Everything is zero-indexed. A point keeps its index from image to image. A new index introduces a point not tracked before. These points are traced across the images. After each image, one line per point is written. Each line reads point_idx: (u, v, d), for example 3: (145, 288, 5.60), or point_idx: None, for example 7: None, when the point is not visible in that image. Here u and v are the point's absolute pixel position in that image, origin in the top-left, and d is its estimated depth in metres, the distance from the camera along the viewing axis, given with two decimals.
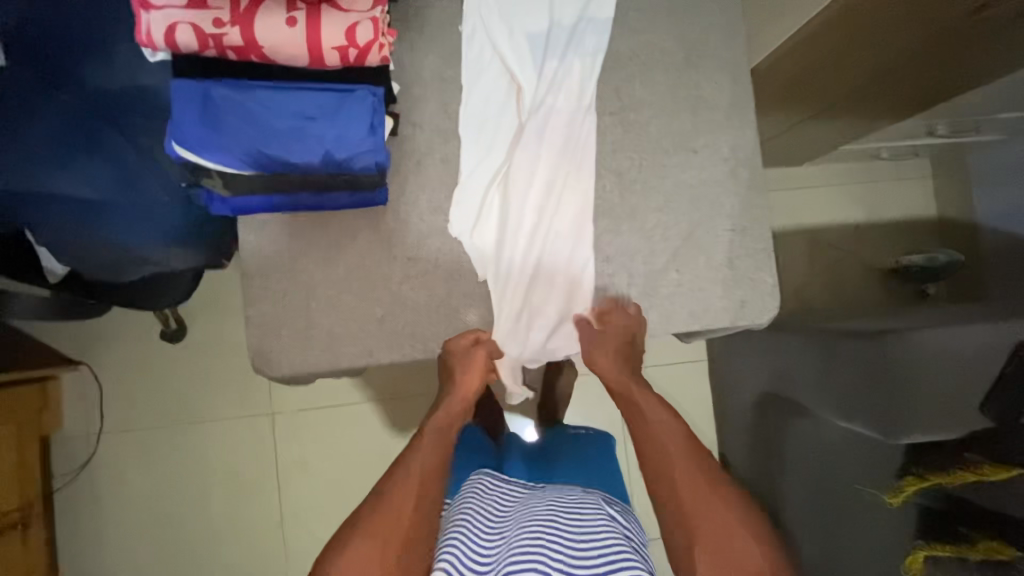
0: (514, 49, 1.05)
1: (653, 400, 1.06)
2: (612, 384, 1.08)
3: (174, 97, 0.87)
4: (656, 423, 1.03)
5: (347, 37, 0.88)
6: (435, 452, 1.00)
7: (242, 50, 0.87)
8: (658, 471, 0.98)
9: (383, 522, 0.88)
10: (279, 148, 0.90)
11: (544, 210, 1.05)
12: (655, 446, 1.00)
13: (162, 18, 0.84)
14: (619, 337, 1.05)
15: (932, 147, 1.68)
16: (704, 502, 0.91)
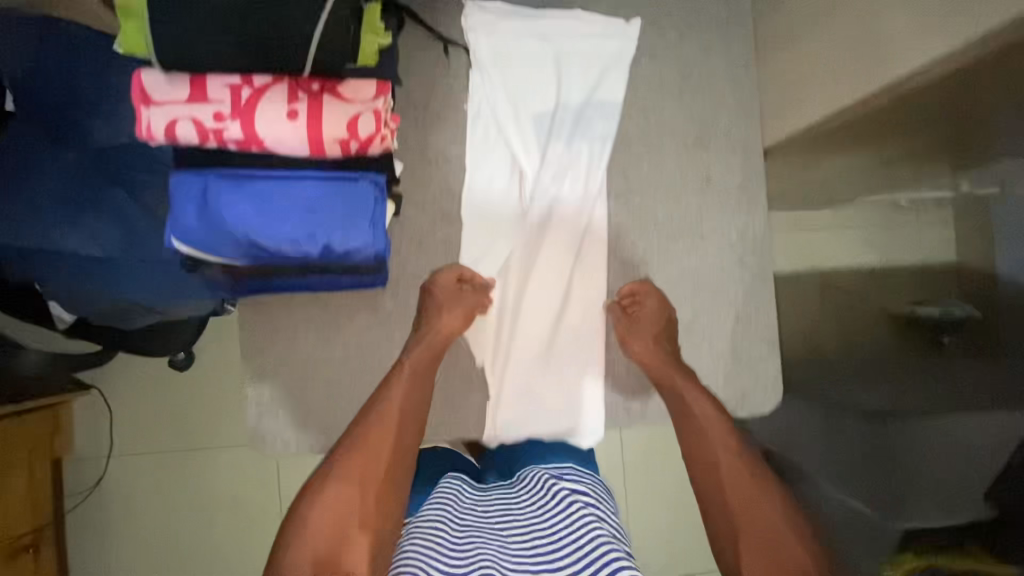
0: (519, 132, 1.04)
1: (694, 387, 0.98)
2: (651, 366, 1.01)
3: (173, 192, 0.87)
4: (701, 417, 0.95)
5: (349, 130, 0.88)
6: (409, 398, 0.93)
7: (243, 142, 0.87)
8: (706, 469, 0.90)
9: (358, 469, 0.84)
10: (278, 240, 0.89)
11: (577, 202, 1.05)
12: (700, 444, 0.92)
13: (163, 113, 0.83)
14: (653, 320, 1.03)
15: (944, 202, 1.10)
16: (755, 510, 0.83)
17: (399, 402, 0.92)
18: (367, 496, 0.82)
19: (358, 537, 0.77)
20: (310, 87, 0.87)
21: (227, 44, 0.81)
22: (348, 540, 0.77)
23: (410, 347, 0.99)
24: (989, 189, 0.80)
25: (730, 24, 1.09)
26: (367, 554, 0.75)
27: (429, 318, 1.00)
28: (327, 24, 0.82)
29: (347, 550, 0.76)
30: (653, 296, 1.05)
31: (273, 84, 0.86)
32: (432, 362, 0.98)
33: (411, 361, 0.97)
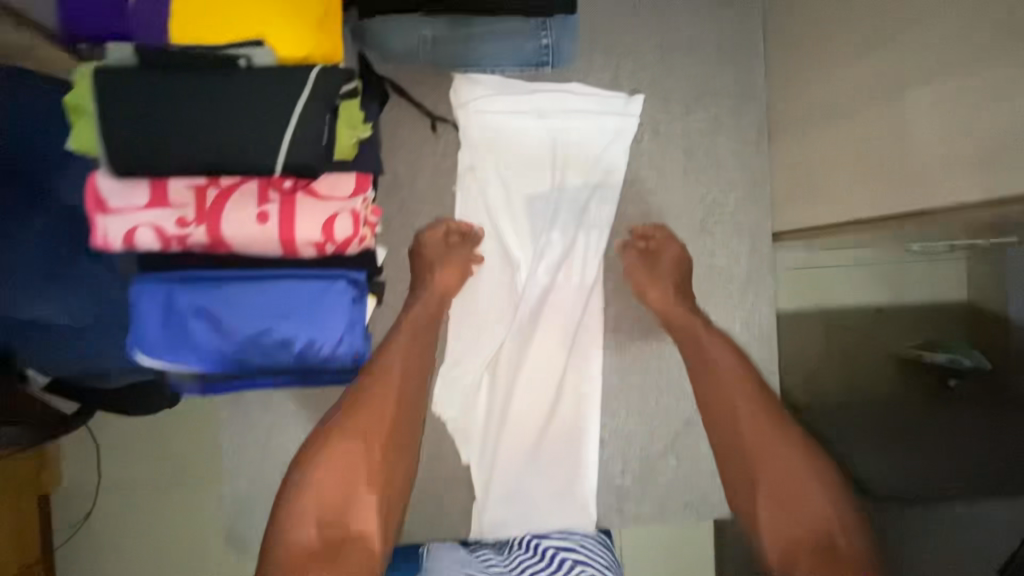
0: (514, 219, 0.99)
1: (716, 334, 0.94)
2: (666, 314, 0.95)
3: (137, 301, 0.81)
4: (720, 362, 0.92)
5: (324, 234, 0.81)
6: (410, 354, 0.91)
7: (208, 246, 0.80)
8: (724, 418, 0.90)
9: (362, 426, 0.85)
10: (251, 348, 0.84)
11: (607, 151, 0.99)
12: (717, 392, 0.91)
13: (120, 221, 0.76)
14: (672, 265, 0.97)
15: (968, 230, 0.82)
16: (773, 451, 0.85)
17: (403, 366, 0.90)
18: (372, 456, 0.84)
19: (367, 495, 0.83)
20: (282, 186, 0.81)
21: (182, 151, 0.72)
22: (357, 500, 0.81)
23: (413, 301, 0.93)
24: None
25: (741, 98, 1.01)
26: (376, 511, 0.83)
27: (425, 281, 0.94)
28: (298, 133, 0.74)
29: (355, 510, 0.81)
30: (665, 246, 0.97)
31: (242, 184, 0.80)
32: (432, 323, 0.94)
33: (411, 316, 0.92)
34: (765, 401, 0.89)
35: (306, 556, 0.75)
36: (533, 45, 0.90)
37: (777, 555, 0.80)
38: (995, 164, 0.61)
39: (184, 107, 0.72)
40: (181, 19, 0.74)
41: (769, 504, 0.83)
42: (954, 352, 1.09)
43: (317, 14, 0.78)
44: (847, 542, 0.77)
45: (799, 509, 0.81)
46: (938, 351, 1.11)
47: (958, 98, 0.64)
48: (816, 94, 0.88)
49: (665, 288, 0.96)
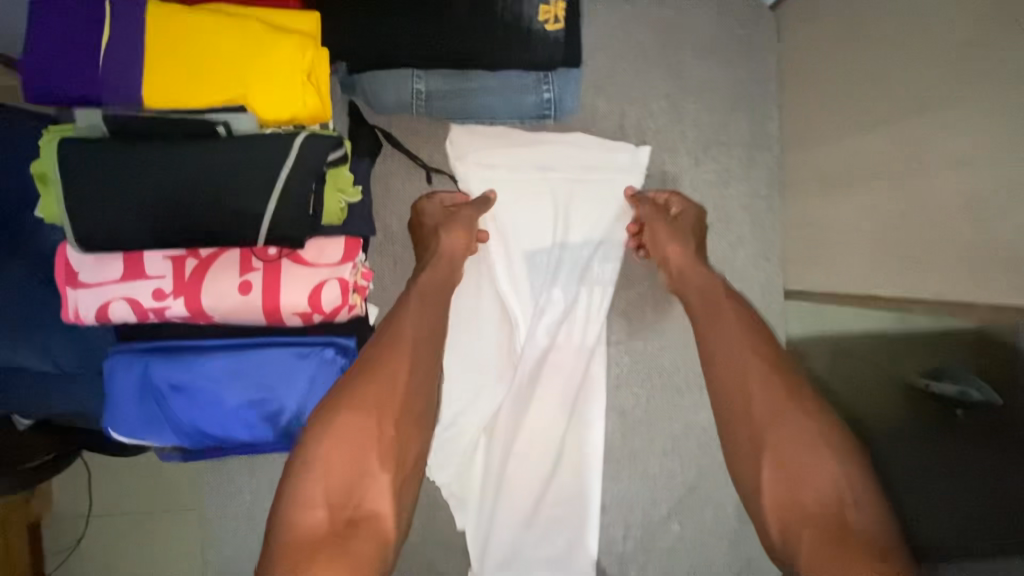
0: (513, 274, 0.94)
1: (739, 305, 0.83)
2: (675, 275, 0.87)
3: (111, 375, 0.76)
4: (731, 324, 0.81)
5: (311, 303, 0.76)
6: (425, 322, 0.81)
7: (189, 318, 0.76)
8: (734, 386, 0.77)
9: (373, 398, 0.72)
10: (232, 422, 0.78)
11: (625, 165, 0.94)
12: (721, 357, 0.80)
13: (92, 295, 0.72)
14: (694, 224, 0.90)
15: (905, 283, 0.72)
16: (784, 417, 0.72)
17: (416, 335, 0.79)
18: (385, 430, 0.71)
19: (380, 472, 0.69)
20: (267, 254, 0.76)
21: (160, 227, 0.68)
22: (370, 478, 0.68)
23: (421, 269, 0.85)
24: None
25: (754, 149, 0.96)
26: (390, 489, 0.69)
27: (431, 252, 0.86)
28: (283, 205, 0.69)
29: (369, 489, 0.67)
30: (684, 211, 0.90)
31: (223, 253, 0.76)
32: (445, 291, 0.85)
33: (423, 283, 0.84)
34: (780, 365, 0.77)
35: (315, 543, 0.61)
36: (533, 98, 0.85)
37: (780, 527, 0.67)
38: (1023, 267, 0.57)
39: (159, 181, 0.67)
40: (152, 84, 0.68)
41: (772, 470, 0.70)
42: (960, 381, 0.74)
43: (299, 74, 0.71)
44: (861, 515, 0.64)
45: (807, 477, 0.68)
46: (943, 378, 0.76)
47: (978, 189, 0.60)
48: (833, 153, 0.83)
49: (682, 245, 0.87)
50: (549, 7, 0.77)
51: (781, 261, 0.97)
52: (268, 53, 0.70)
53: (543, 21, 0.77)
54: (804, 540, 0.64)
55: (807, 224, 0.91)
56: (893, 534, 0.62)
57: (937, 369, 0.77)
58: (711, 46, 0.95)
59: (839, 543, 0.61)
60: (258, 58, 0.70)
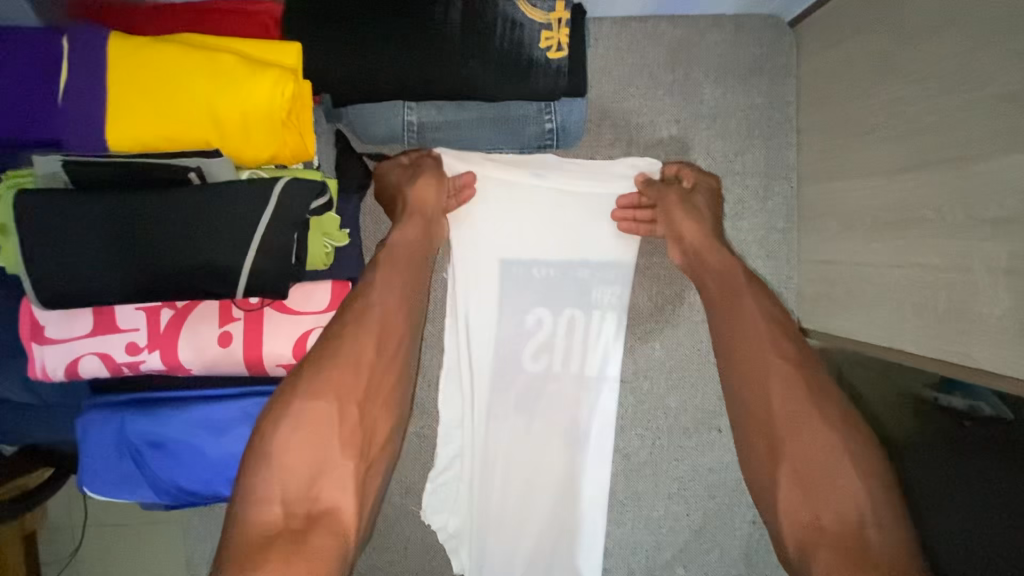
0: (514, 289, 0.88)
1: (759, 291, 0.76)
2: (689, 247, 0.81)
3: (86, 430, 0.71)
4: (752, 318, 0.74)
5: (295, 354, 0.72)
6: (395, 292, 0.73)
7: (166, 371, 0.71)
8: (754, 385, 0.70)
9: (335, 380, 0.66)
10: (214, 479, 0.73)
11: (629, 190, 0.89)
12: (736, 353, 0.74)
13: (61, 351, 0.67)
14: (710, 199, 0.84)
15: (923, 341, 0.68)
16: (803, 417, 0.66)
17: (384, 307, 0.71)
18: (347, 415, 0.65)
19: (342, 460, 0.63)
20: (249, 303, 0.72)
21: (128, 283, 0.63)
22: (330, 466, 0.63)
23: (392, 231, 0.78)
24: None
25: (769, 178, 0.90)
26: (353, 477, 0.64)
27: (401, 209, 0.79)
28: (262, 258, 0.64)
29: (327, 480, 0.62)
30: (698, 182, 0.84)
31: (202, 302, 0.71)
32: (419, 255, 0.78)
33: (394, 247, 0.76)
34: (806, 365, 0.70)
35: (268, 540, 0.57)
36: (535, 128, 0.80)
37: (795, 539, 0.62)
38: None
39: (127, 233, 0.62)
40: (118, 128, 0.64)
41: (789, 484, 0.64)
42: (968, 395, 0.67)
43: (277, 114, 0.65)
44: (881, 537, 0.58)
45: (825, 492, 0.62)
46: (951, 391, 0.69)
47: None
48: (857, 191, 0.77)
49: (698, 221, 0.80)
50: (553, 33, 0.71)
51: (796, 296, 0.92)
52: (243, 92, 0.64)
53: (545, 48, 0.71)
54: (820, 561, 0.58)
55: (825, 262, 0.86)
56: (915, 560, 0.56)
57: (942, 382, 0.69)
58: (724, 69, 0.89)
59: (859, 567, 0.55)
60: (231, 97, 0.64)
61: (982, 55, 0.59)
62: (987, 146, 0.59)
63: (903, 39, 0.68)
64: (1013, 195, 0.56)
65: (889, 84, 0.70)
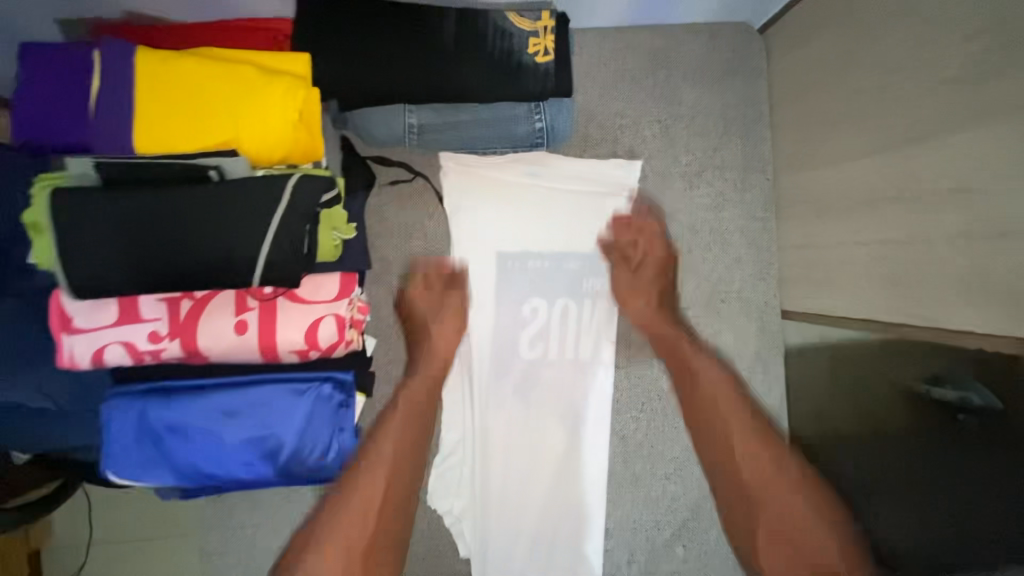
0: (508, 279, 0.94)
1: (707, 356, 0.84)
2: (651, 328, 0.89)
3: (108, 421, 0.75)
4: (708, 388, 0.81)
5: (307, 341, 0.76)
6: (407, 436, 0.79)
7: (185, 358, 0.76)
8: (712, 442, 0.77)
9: (344, 531, 0.69)
10: (233, 461, 0.77)
11: (616, 182, 0.95)
12: (706, 426, 0.79)
13: (87, 341, 0.71)
14: (653, 272, 0.91)
15: (896, 310, 0.73)
16: (766, 474, 0.72)
17: (394, 450, 0.77)
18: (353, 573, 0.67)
19: None
20: (262, 293, 0.76)
21: (153, 272, 0.68)
22: None
23: (409, 377, 0.86)
24: None
25: (746, 171, 0.97)
26: None
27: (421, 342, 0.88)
28: (276, 245, 0.69)
29: None
30: (652, 256, 0.92)
31: (218, 293, 0.76)
32: (431, 399, 0.85)
33: (406, 390, 0.84)
34: (757, 423, 0.77)
35: None
36: (526, 128, 0.86)
37: None
38: None
39: (151, 225, 0.67)
40: (145, 131, 0.70)
41: (771, 547, 0.69)
42: (959, 386, 0.70)
43: (290, 118, 0.72)
44: None
45: (808, 549, 0.67)
46: (943, 383, 0.72)
47: (983, 217, 0.60)
48: (830, 177, 0.83)
49: (648, 301, 0.90)
50: (539, 40, 0.78)
51: (778, 282, 0.98)
52: (259, 98, 0.71)
53: (533, 53, 0.78)
54: None
55: (802, 248, 0.91)
56: None
57: (936, 376, 0.73)
58: (700, 72, 0.96)
59: None
60: (249, 102, 0.71)
61: (934, 44, 0.65)
62: (940, 125, 0.65)
63: (862, 35, 0.75)
64: (973, 165, 0.61)
65: (854, 76, 0.77)
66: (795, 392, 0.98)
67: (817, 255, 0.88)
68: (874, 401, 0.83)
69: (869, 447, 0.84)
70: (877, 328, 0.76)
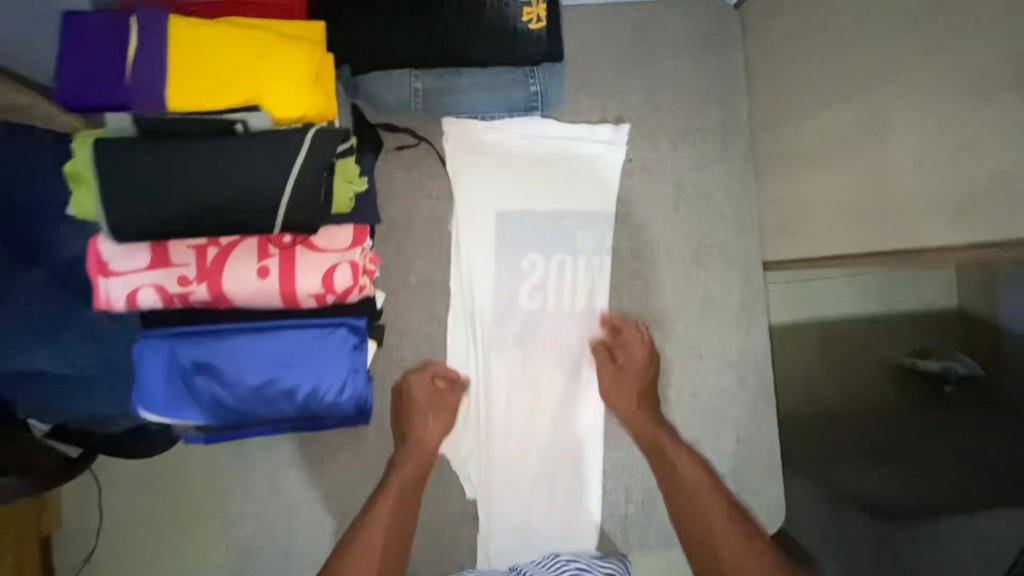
0: (507, 235, 1.01)
1: (683, 450, 0.96)
2: (631, 425, 0.98)
3: (139, 359, 0.81)
4: (687, 480, 0.93)
5: (324, 286, 0.82)
6: (399, 531, 0.90)
7: (211, 302, 0.82)
8: (691, 524, 0.91)
9: None
10: (254, 397, 0.83)
11: (606, 144, 1.03)
12: (684, 504, 0.93)
13: (124, 283, 0.78)
14: (639, 369, 0.99)
15: (864, 242, 0.80)
16: (737, 554, 0.86)
17: (385, 537, 0.88)
18: None
19: None
20: (282, 241, 0.83)
21: (184, 215, 0.74)
22: None
23: (397, 466, 0.94)
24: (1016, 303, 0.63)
25: (726, 134, 1.04)
26: None
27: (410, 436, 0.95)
28: (297, 189, 0.76)
29: None
30: (634, 351, 1.00)
31: (241, 241, 0.82)
32: (416, 496, 0.94)
33: (401, 477, 0.93)
34: (737, 513, 0.90)
35: None
36: (522, 92, 0.94)
37: None
38: (981, 208, 0.63)
39: (182, 172, 0.74)
40: (176, 89, 0.77)
41: None
42: (944, 358, 0.78)
43: (307, 77, 0.79)
44: None
45: None
46: (928, 355, 0.80)
47: (932, 143, 0.67)
48: (801, 130, 0.91)
49: (627, 398, 0.98)
50: (532, 8, 0.86)
51: (760, 235, 1.05)
52: (279, 58, 0.78)
53: (527, 20, 0.86)
54: None
55: (779, 201, 0.99)
56: None
57: (922, 350, 0.81)
58: (681, 43, 1.05)
59: None
60: (269, 63, 0.78)
61: None
62: (891, 65, 0.72)
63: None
64: (920, 98, 0.68)
65: (818, 34, 0.85)
66: (779, 339, 1.05)
67: (792, 204, 0.95)
68: (864, 376, 0.90)
69: (861, 417, 0.90)
70: (848, 262, 0.83)
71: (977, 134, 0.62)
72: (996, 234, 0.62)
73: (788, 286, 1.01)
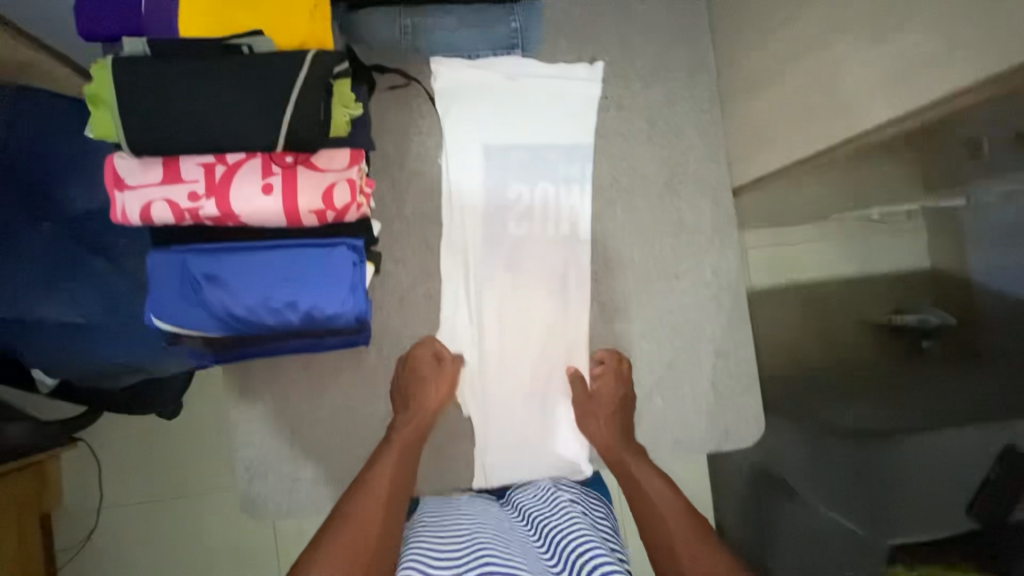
0: (495, 167, 1.08)
1: (645, 467, 0.95)
2: (602, 451, 1.00)
3: (154, 268, 0.88)
4: (653, 497, 0.88)
5: (324, 202, 0.87)
6: (398, 498, 0.85)
7: (218, 218, 0.87)
8: (655, 534, 0.83)
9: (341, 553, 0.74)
10: (259, 307, 0.89)
11: (583, 83, 1.11)
12: (646, 517, 0.86)
13: (138, 197, 0.84)
14: (612, 405, 1.04)
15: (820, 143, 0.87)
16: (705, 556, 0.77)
17: (390, 481, 0.86)
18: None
19: None
20: (284, 160, 0.87)
21: (195, 129, 0.81)
22: None
23: (387, 446, 0.94)
24: (955, 201, 0.68)
25: (694, 71, 1.13)
26: None
27: (406, 415, 0.99)
28: (299, 104, 0.82)
29: None
30: (604, 384, 1.05)
31: (245, 161, 0.86)
32: (408, 478, 0.90)
33: (402, 444, 0.94)
34: (703, 531, 0.81)
35: None
36: (504, 28, 1.02)
37: None
38: (914, 85, 0.71)
39: (194, 90, 0.81)
40: (187, 19, 0.84)
41: None
42: (917, 311, 0.76)
43: (307, 6, 0.86)
44: None
45: None
46: (904, 310, 0.78)
47: (870, 37, 0.75)
48: (760, 55, 0.99)
49: (601, 426, 1.02)
50: None
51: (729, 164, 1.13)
52: None
53: None
54: None
55: (744, 126, 1.07)
56: None
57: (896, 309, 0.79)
58: None
59: None
60: None
61: None
62: None
63: None
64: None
65: None
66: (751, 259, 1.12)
67: (756, 127, 1.03)
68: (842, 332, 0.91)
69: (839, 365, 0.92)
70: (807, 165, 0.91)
71: (901, 18, 0.71)
72: (923, 103, 0.70)
73: (756, 207, 1.09)
